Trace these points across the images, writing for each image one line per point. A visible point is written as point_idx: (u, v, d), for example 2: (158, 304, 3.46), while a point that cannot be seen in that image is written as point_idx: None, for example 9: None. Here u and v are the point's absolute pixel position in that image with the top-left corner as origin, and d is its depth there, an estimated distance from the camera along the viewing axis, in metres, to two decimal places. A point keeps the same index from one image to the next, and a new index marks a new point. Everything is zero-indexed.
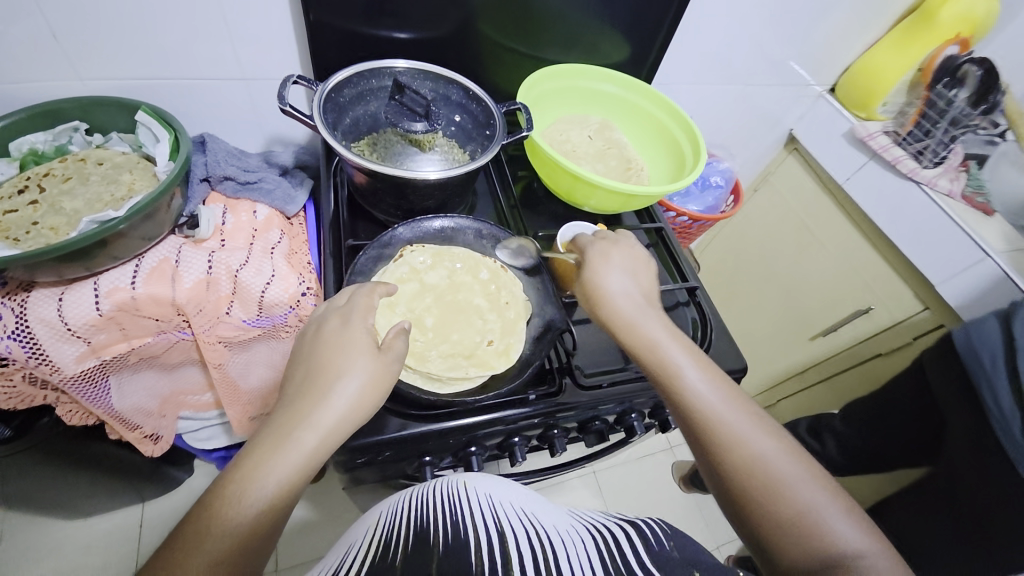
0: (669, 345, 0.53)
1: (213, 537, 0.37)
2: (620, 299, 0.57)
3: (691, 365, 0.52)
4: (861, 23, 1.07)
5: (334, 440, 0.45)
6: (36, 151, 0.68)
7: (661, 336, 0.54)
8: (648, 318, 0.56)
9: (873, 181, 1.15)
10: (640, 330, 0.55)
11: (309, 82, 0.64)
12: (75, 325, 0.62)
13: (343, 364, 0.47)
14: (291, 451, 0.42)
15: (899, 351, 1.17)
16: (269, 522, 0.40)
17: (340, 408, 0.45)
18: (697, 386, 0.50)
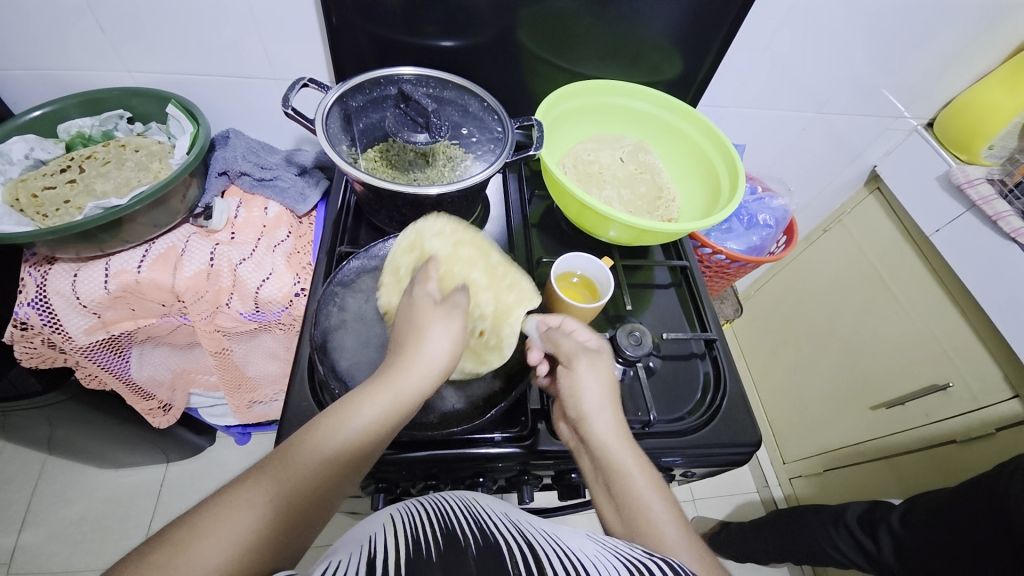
0: (619, 449, 0.49)
1: (289, 478, 0.38)
2: (590, 388, 0.52)
3: (639, 471, 0.49)
4: (971, 50, 0.90)
5: (412, 400, 0.44)
6: (84, 134, 0.74)
7: (616, 436, 0.50)
8: (610, 412, 0.52)
9: (968, 237, 0.97)
10: (595, 422, 0.51)
11: (319, 86, 0.64)
12: (86, 300, 0.66)
13: (433, 326, 0.47)
14: (374, 403, 0.42)
15: (980, 441, 0.96)
16: (344, 465, 0.40)
17: (427, 367, 0.45)
18: (640, 493, 0.47)
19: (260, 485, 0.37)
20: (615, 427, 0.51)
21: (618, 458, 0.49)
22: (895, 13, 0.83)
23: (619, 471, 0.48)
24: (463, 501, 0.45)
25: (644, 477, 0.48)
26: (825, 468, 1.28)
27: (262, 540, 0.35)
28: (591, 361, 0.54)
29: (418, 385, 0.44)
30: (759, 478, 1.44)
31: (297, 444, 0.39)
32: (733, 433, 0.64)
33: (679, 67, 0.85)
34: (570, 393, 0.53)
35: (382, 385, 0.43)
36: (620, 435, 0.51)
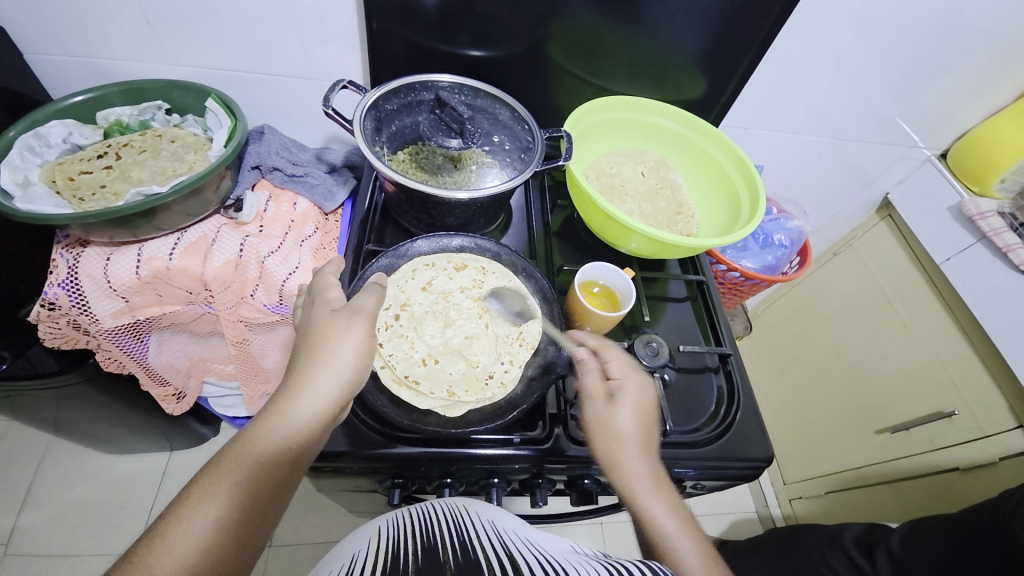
0: (646, 494, 0.51)
1: (226, 484, 0.42)
2: (617, 431, 0.54)
3: (669, 514, 0.50)
4: (987, 85, 0.92)
5: (331, 399, 0.48)
6: (122, 122, 0.75)
7: (647, 479, 0.52)
8: (637, 454, 0.53)
9: (978, 267, 0.98)
10: (620, 446, 0.53)
11: (358, 88, 0.66)
12: (116, 284, 0.68)
13: (337, 329, 0.50)
14: (293, 408, 0.46)
15: (981, 470, 0.97)
16: (275, 465, 0.44)
17: (338, 372, 0.49)
18: (668, 538, 0.49)
19: (204, 491, 0.41)
20: (647, 470, 0.52)
21: (647, 506, 0.50)
22: (916, 46, 0.86)
23: (645, 518, 0.50)
24: (450, 511, 0.50)
25: (673, 517, 0.50)
26: (827, 490, 1.28)
27: (215, 535, 0.40)
28: (614, 403, 0.55)
29: (330, 389, 0.48)
30: (758, 497, 1.44)
31: (230, 453, 0.44)
32: (745, 448, 0.65)
33: (703, 87, 0.87)
34: (606, 436, 0.54)
35: (302, 391, 0.47)
36: (654, 482, 0.52)
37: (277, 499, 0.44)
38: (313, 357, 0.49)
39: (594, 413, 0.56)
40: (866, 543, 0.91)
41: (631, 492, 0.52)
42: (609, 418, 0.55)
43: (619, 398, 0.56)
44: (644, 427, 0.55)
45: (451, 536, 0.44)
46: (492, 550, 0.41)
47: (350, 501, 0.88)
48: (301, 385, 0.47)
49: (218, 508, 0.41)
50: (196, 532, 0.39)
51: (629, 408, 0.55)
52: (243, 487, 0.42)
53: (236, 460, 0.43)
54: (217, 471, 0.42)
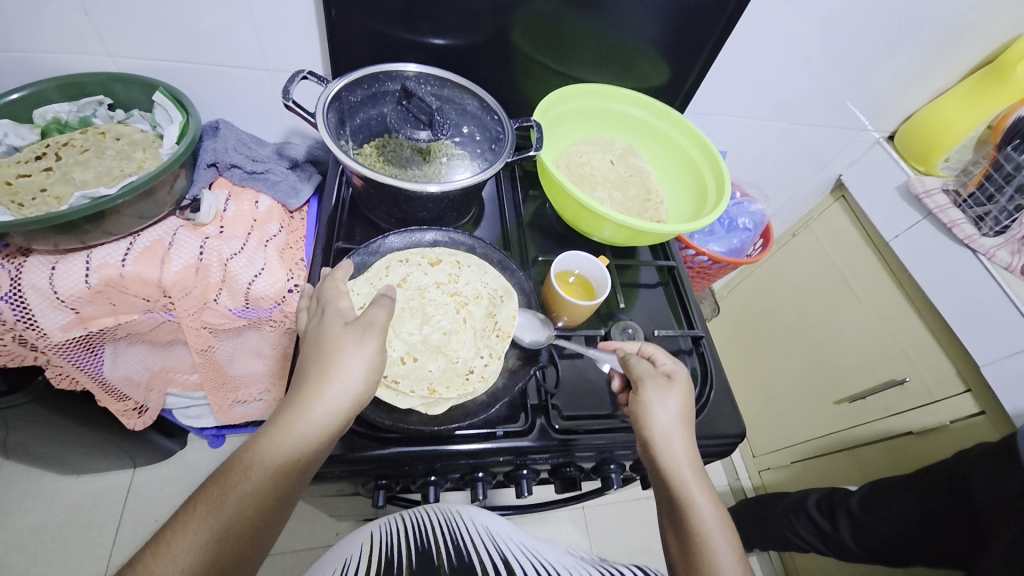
0: (691, 478, 0.51)
1: (231, 498, 0.41)
2: (670, 411, 0.54)
3: (709, 503, 0.50)
4: (928, 69, 0.98)
5: (338, 413, 0.47)
6: (60, 120, 0.70)
7: (691, 464, 0.52)
8: (686, 439, 0.53)
9: (924, 242, 1.05)
10: (670, 428, 0.53)
11: (319, 80, 0.64)
12: (64, 295, 0.63)
13: (346, 339, 0.49)
14: (301, 422, 0.45)
15: (933, 432, 1.04)
16: (280, 481, 0.43)
17: (346, 387, 0.47)
18: (707, 525, 0.48)
19: (210, 502, 0.41)
20: (690, 455, 0.53)
21: (692, 491, 0.50)
22: (866, 31, 0.89)
23: (688, 501, 0.50)
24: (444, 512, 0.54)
25: (712, 508, 0.50)
26: (792, 460, 1.35)
27: (216, 548, 0.39)
28: (670, 386, 0.55)
29: (339, 405, 0.47)
30: (730, 471, 1.51)
31: (238, 464, 0.43)
32: (720, 426, 0.67)
33: (667, 75, 0.89)
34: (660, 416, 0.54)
35: (310, 404, 0.46)
36: (694, 469, 0.52)
37: (279, 514, 0.43)
38: (324, 371, 0.47)
39: (653, 391, 0.55)
40: (828, 506, 0.96)
41: (678, 472, 0.51)
42: (665, 401, 0.54)
43: (675, 382, 0.56)
44: (689, 415, 0.55)
45: (445, 537, 0.48)
46: (487, 552, 0.45)
47: (331, 504, 0.86)
48: (308, 399, 0.46)
49: (220, 521, 0.40)
50: (197, 544, 0.39)
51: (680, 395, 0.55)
52: (248, 500, 0.41)
53: (241, 471, 0.43)
54: (223, 480, 0.42)
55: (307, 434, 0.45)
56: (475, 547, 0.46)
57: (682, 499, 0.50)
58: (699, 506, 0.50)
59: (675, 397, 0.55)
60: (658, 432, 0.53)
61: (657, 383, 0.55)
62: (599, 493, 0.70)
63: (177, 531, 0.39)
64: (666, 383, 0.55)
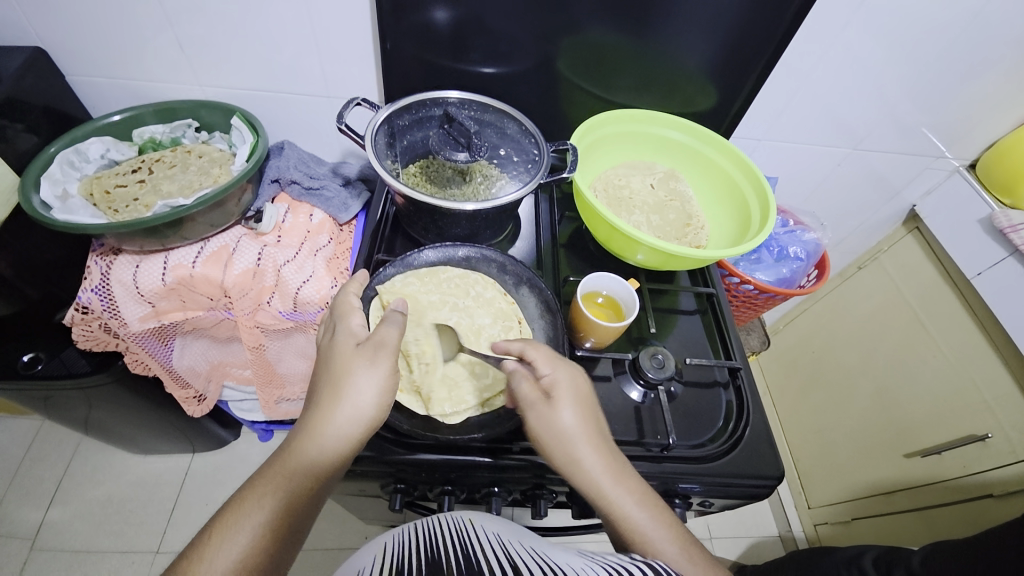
0: (613, 493, 0.48)
1: (244, 526, 0.43)
2: (556, 406, 0.51)
3: (617, 488, 0.48)
4: (1016, 93, 0.89)
5: (349, 435, 0.49)
6: (155, 139, 0.81)
7: (607, 477, 0.48)
8: (596, 452, 0.50)
9: (1013, 281, 0.93)
10: (551, 422, 0.50)
11: (371, 105, 0.69)
12: (144, 290, 0.72)
13: (354, 364, 0.50)
14: (312, 447, 0.47)
15: (1016, 496, 0.91)
16: (297, 504, 0.46)
17: (358, 411, 0.49)
18: (642, 530, 0.47)
19: (224, 529, 0.43)
20: (579, 429, 0.50)
21: (620, 505, 0.48)
22: (938, 52, 0.83)
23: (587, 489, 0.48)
24: (455, 526, 0.51)
25: (622, 492, 0.48)
26: (852, 516, 1.22)
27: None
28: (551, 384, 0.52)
29: (351, 429, 0.49)
30: (780, 520, 1.38)
31: (251, 492, 0.45)
32: (755, 464, 0.63)
33: (714, 99, 0.87)
34: (553, 443, 0.50)
35: (322, 428, 0.48)
36: (590, 447, 0.50)
37: (293, 538, 0.45)
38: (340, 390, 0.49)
39: (538, 420, 0.51)
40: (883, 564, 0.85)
41: (600, 494, 0.48)
42: (560, 423, 0.50)
43: (558, 367, 0.53)
44: (591, 424, 0.51)
45: (455, 548, 0.46)
46: (497, 562, 0.42)
47: (360, 506, 0.89)
48: (320, 424, 0.48)
49: (239, 547, 0.42)
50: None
51: (556, 375, 0.53)
52: (263, 528, 0.44)
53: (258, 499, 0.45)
54: (240, 508, 0.44)
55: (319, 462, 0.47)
56: (485, 558, 0.42)
57: (612, 519, 0.48)
58: (607, 491, 0.48)
59: (555, 381, 0.52)
60: (537, 421, 0.51)
61: (537, 410, 0.51)
62: None
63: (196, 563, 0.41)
64: (548, 402, 0.51)
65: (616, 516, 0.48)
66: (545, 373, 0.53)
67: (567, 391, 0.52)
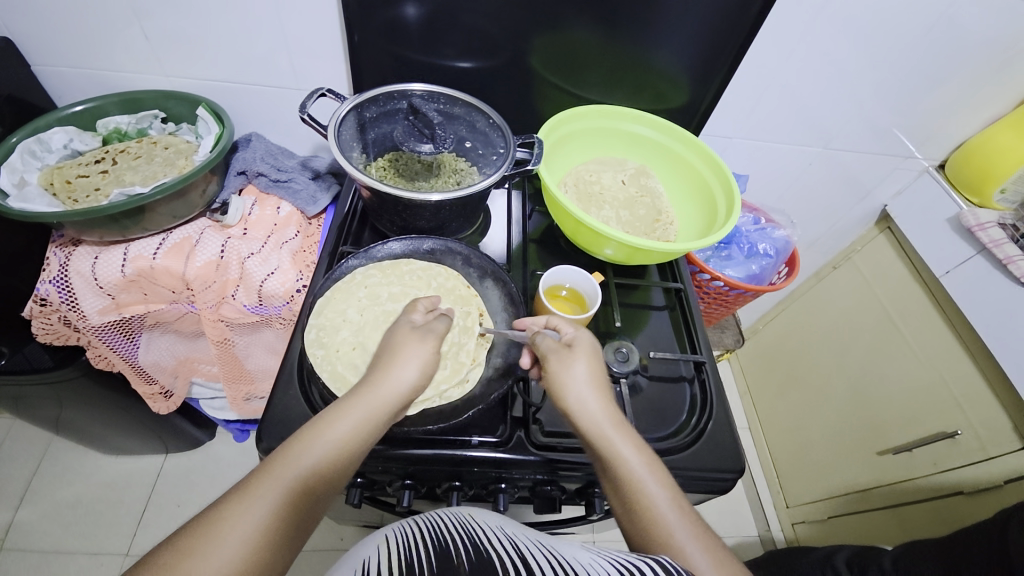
0: (618, 440, 0.49)
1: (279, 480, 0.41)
2: (575, 356, 0.53)
3: (624, 439, 0.49)
4: (979, 95, 0.91)
5: (391, 405, 0.48)
6: (120, 130, 0.80)
7: (612, 427, 0.50)
8: (603, 400, 0.51)
9: (980, 279, 0.94)
10: (568, 370, 0.52)
11: (337, 95, 0.69)
12: (103, 282, 0.71)
13: (408, 340, 0.53)
14: (357, 409, 0.47)
15: (987, 494, 0.92)
16: (333, 468, 0.44)
17: (402, 382, 0.49)
18: (639, 475, 0.47)
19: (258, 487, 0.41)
20: (594, 379, 0.52)
21: (621, 450, 0.48)
22: (905, 53, 0.85)
23: (597, 434, 0.49)
24: (457, 518, 0.50)
25: (626, 442, 0.49)
26: (828, 514, 1.22)
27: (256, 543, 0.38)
28: (573, 351, 0.54)
29: (393, 399, 0.49)
30: (759, 520, 1.38)
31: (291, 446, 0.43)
32: (717, 457, 0.63)
33: (685, 96, 0.88)
34: (566, 387, 0.51)
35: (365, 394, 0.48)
36: (601, 397, 0.52)
37: (304, 528, 0.42)
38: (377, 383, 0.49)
39: (556, 365, 0.53)
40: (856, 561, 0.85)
41: (601, 435, 0.49)
42: (575, 369, 0.52)
43: (580, 330, 0.57)
44: (602, 379, 0.53)
45: (462, 540, 0.46)
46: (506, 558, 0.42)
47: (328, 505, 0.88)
48: (352, 411, 0.46)
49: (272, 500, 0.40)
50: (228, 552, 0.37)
51: (575, 335, 0.56)
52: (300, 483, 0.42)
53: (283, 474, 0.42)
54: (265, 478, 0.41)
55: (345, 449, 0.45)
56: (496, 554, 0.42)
57: (613, 466, 0.48)
58: (613, 439, 0.49)
59: (574, 338, 0.55)
60: (554, 368, 0.52)
61: (558, 355, 0.53)
62: (582, 519, 0.68)
63: (211, 529, 0.38)
64: (568, 351, 0.53)
65: (617, 463, 0.48)
66: (565, 332, 0.56)
67: (584, 347, 0.55)
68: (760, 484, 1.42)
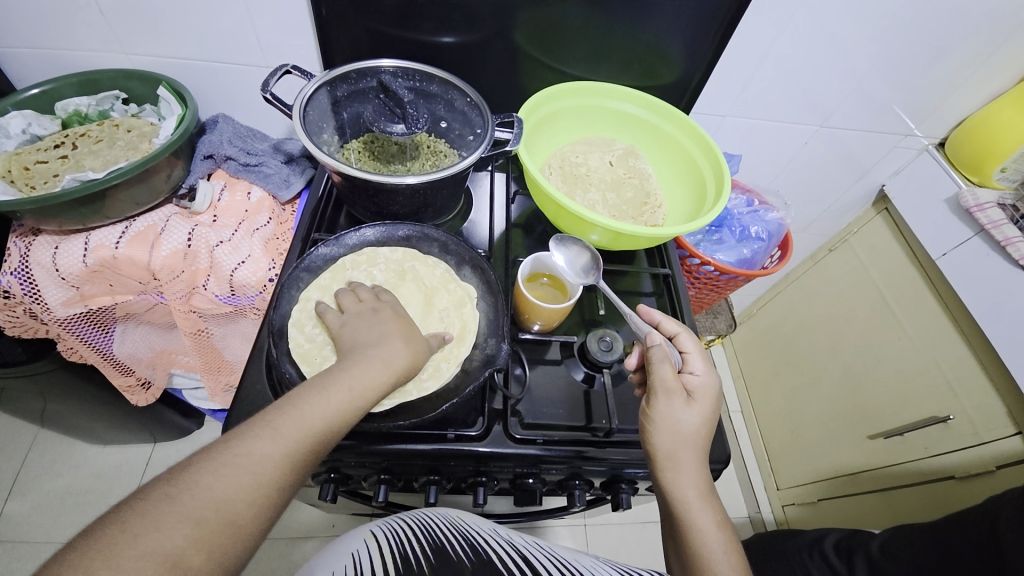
0: (698, 506, 0.51)
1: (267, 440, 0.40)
2: (689, 410, 0.54)
3: (703, 505, 0.51)
4: (983, 69, 0.87)
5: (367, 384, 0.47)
6: (80, 112, 0.76)
7: (698, 492, 0.52)
8: (693, 459, 0.52)
9: (977, 262, 0.92)
10: (674, 420, 0.53)
11: (303, 73, 0.64)
12: (65, 272, 0.68)
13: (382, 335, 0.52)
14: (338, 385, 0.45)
15: (979, 479, 0.90)
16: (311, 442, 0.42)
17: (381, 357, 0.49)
18: (712, 549, 0.49)
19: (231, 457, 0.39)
20: (700, 434, 0.53)
21: (698, 518, 0.51)
22: (910, 25, 0.80)
23: (680, 491, 0.51)
24: (447, 519, 0.48)
25: (707, 509, 0.51)
26: (820, 496, 1.22)
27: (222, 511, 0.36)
28: (688, 400, 0.54)
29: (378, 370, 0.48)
30: (750, 502, 1.38)
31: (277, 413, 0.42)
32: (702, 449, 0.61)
33: (675, 71, 0.84)
34: (669, 433, 0.52)
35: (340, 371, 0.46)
36: (699, 456, 0.53)
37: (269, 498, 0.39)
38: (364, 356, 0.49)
39: (663, 406, 0.53)
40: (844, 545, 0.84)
41: (685, 496, 0.51)
42: (682, 418, 0.53)
43: (702, 377, 0.57)
44: (706, 435, 0.54)
45: (457, 537, 0.44)
46: (510, 560, 0.40)
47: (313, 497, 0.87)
48: (342, 388, 0.45)
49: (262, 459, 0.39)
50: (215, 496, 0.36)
51: (699, 383, 0.56)
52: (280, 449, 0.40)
53: (266, 455, 0.40)
54: (241, 458, 0.39)
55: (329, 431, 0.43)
56: (498, 555, 0.41)
57: (685, 525, 0.51)
58: (694, 503, 0.51)
59: (694, 384, 0.56)
60: (662, 412, 0.53)
61: (670, 397, 0.53)
62: (565, 510, 0.66)
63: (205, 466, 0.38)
64: (681, 398, 0.54)
65: (692, 525, 0.51)
66: (688, 374, 0.57)
67: (698, 399, 0.55)
68: (752, 467, 1.42)
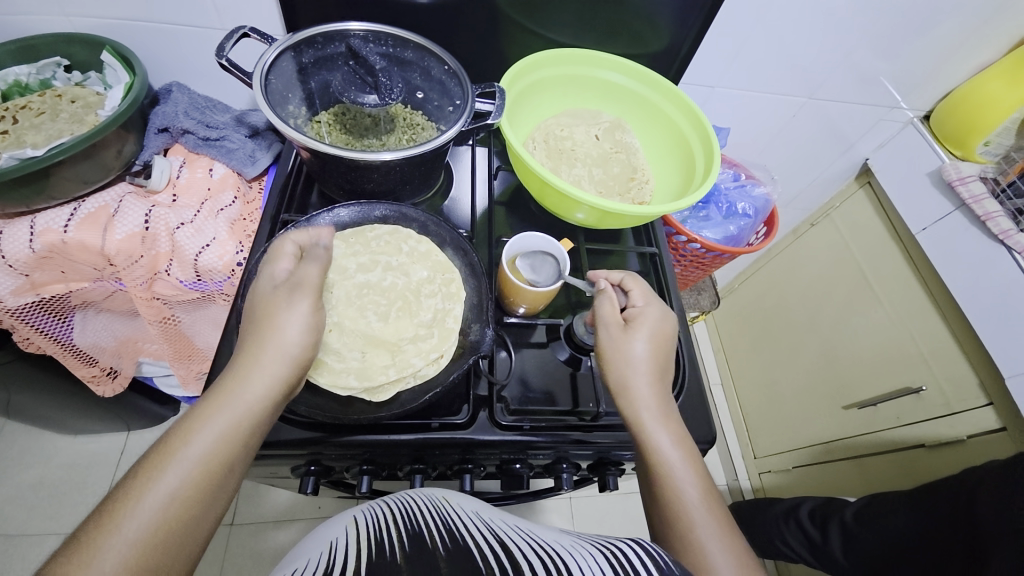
0: (657, 427, 0.51)
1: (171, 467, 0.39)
2: (633, 337, 0.55)
3: (663, 428, 0.51)
4: (972, 41, 0.86)
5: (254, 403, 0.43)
6: (21, 83, 0.68)
7: (656, 415, 0.51)
8: (646, 384, 0.53)
9: (956, 237, 0.93)
10: (620, 347, 0.54)
11: (262, 35, 0.58)
12: (11, 259, 0.63)
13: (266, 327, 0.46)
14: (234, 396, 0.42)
15: (950, 447, 0.94)
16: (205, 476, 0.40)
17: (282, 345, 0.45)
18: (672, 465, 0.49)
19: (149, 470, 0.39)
20: (649, 361, 0.54)
21: (656, 437, 0.50)
22: None
23: (635, 416, 0.51)
24: (430, 502, 0.45)
25: (668, 433, 0.50)
26: (794, 464, 1.26)
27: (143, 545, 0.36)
28: (632, 328, 0.55)
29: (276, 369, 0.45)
30: (728, 471, 1.43)
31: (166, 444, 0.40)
32: (687, 428, 0.61)
33: (665, 38, 0.80)
34: (615, 359, 0.54)
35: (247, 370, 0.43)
36: (652, 381, 0.53)
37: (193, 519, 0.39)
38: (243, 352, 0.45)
39: (608, 338, 0.55)
40: (820, 513, 0.87)
41: (641, 418, 0.51)
42: (626, 344, 0.54)
43: (649, 308, 0.57)
44: (659, 361, 0.55)
45: (435, 520, 0.40)
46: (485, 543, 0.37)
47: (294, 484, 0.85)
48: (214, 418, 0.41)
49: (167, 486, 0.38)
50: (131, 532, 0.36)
51: (646, 313, 0.57)
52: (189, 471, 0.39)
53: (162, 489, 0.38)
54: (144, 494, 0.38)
55: (206, 468, 0.40)
56: (472, 539, 0.37)
57: (647, 450, 0.50)
58: (653, 425, 0.51)
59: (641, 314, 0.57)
60: (607, 341, 0.55)
61: (612, 329, 0.55)
62: (552, 492, 0.66)
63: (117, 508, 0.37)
64: (625, 328, 0.55)
65: (653, 446, 0.50)
66: (635, 305, 0.58)
67: (645, 326, 0.56)
68: (731, 437, 1.46)
